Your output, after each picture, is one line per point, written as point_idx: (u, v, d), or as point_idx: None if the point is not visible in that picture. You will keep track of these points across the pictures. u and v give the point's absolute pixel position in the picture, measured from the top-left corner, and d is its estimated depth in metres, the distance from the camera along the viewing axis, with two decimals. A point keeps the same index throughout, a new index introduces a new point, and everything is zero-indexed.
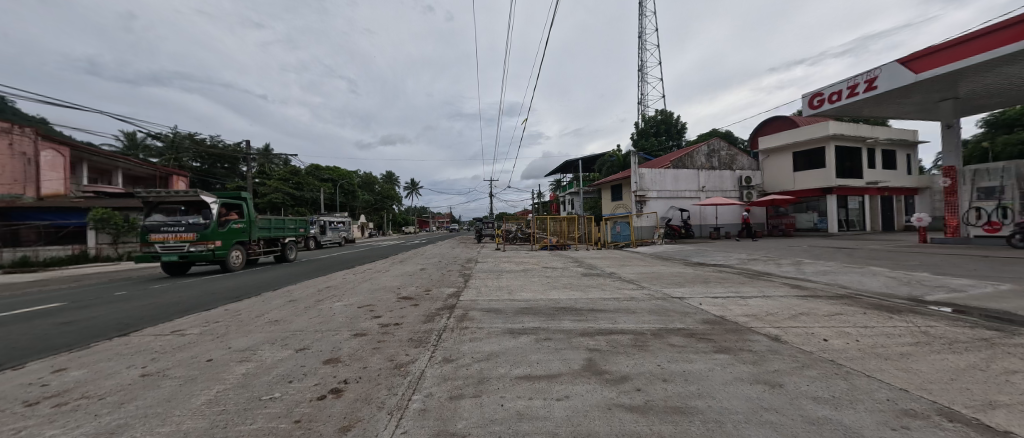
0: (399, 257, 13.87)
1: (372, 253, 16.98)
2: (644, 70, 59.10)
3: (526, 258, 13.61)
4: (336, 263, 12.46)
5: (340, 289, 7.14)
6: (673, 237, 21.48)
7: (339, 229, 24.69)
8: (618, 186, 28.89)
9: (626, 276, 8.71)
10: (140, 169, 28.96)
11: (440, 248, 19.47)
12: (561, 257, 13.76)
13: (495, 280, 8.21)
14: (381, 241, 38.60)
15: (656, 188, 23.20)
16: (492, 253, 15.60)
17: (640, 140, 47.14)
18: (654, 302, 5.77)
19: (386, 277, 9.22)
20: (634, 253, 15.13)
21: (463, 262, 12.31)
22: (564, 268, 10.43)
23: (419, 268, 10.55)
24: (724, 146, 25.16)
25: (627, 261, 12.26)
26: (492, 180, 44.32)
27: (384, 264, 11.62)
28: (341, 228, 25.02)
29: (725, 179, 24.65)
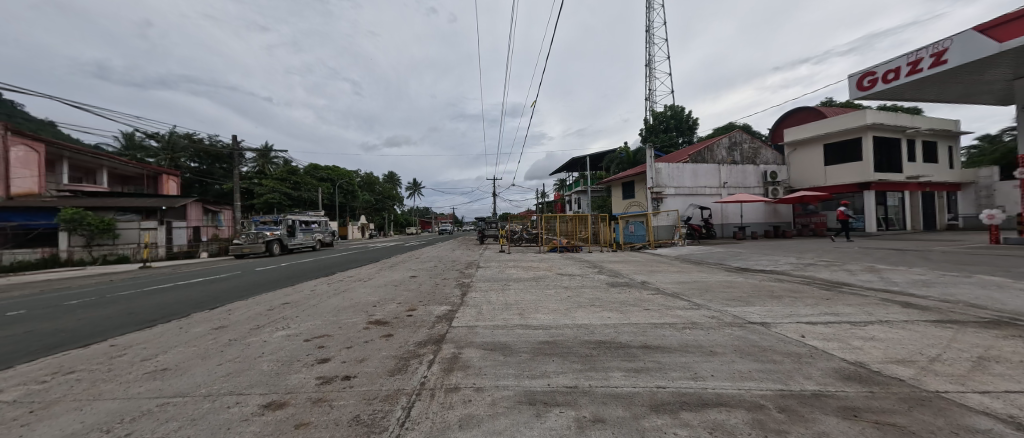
0: (391, 262, 12.18)
1: (363, 256, 15.36)
2: (651, 65, 57.21)
3: (536, 262, 11.90)
4: (317, 269, 10.82)
5: (294, 308, 5.41)
6: (694, 238, 19.61)
7: (310, 230, 22.07)
8: (630, 184, 26.99)
9: (664, 286, 6.94)
10: (127, 168, 27.70)
11: (439, 250, 17.84)
12: (575, 262, 12.04)
13: (499, 293, 6.47)
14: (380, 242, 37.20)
15: (674, 184, 21.30)
16: (496, 256, 13.89)
17: (650, 136, 45.16)
18: (731, 333, 3.98)
19: (366, 286, 7.49)
20: (657, 256, 13.36)
21: (462, 268, 10.60)
22: (583, 275, 8.71)
23: (409, 276, 8.85)
24: (746, 138, 23.20)
25: (654, 266, 10.51)
26: None
27: (370, 271, 9.92)
28: (313, 231, 22.43)
29: (748, 174, 22.71)
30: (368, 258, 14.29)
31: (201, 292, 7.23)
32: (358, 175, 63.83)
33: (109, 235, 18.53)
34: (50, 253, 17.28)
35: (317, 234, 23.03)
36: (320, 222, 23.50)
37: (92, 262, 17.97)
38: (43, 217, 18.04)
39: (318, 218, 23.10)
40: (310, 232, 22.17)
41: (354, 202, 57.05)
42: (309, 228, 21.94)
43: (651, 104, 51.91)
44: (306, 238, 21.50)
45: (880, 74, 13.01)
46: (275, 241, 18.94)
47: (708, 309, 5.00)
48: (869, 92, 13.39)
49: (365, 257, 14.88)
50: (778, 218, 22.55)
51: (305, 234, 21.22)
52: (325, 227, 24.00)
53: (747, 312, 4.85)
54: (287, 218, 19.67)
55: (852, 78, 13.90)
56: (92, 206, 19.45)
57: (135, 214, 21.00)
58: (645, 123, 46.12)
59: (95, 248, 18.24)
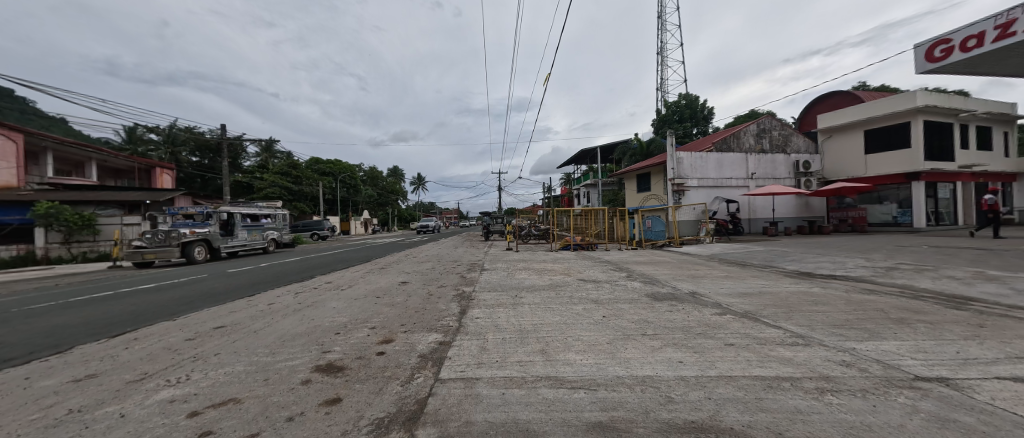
0: (382, 264, 10.62)
1: (357, 256, 13.96)
2: (663, 53, 54.85)
3: (548, 263, 10.33)
4: (296, 271, 9.36)
5: (220, 339, 3.82)
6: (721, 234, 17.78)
7: (257, 226, 17.42)
8: (646, 175, 25.06)
9: (725, 301, 5.27)
10: (117, 160, 26.64)
11: (441, 248, 16.36)
12: (593, 263, 10.46)
13: (509, 312, 4.82)
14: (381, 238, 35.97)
15: (697, 175, 19.41)
16: (502, 255, 12.35)
17: (663, 127, 42.98)
18: (916, 406, 2.29)
19: (341, 297, 5.91)
20: (687, 255, 11.70)
21: (464, 270, 9.07)
22: (610, 281, 7.10)
23: (398, 283, 7.26)
24: (776, 125, 21.16)
25: (690, 268, 8.88)
26: None
27: (354, 275, 8.36)
28: (261, 228, 17.75)
29: (778, 164, 20.72)
30: (360, 258, 12.86)
31: (136, 304, 5.72)
32: (361, 169, 62.63)
33: (88, 231, 17.29)
34: (26, 251, 16.28)
35: (268, 231, 18.30)
36: (271, 215, 18.75)
37: (70, 259, 16.91)
38: (17, 213, 16.93)
39: (269, 210, 18.44)
40: (257, 229, 17.46)
41: (356, 196, 56.00)
42: (257, 224, 17.37)
43: (663, 95, 49.69)
44: (246, 237, 16.63)
45: (958, 41, 10.96)
46: (199, 241, 14.29)
47: (827, 349, 3.29)
48: (943, 63, 11.37)
49: (358, 257, 13.43)
50: (810, 213, 20.69)
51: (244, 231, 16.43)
52: (277, 222, 19.15)
53: (890, 354, 3.17)
54: (220, 210, 15.04)
55: (920, 47, 11.85)
56: (72, 200, 18.20)
57: (118, 209, 19.75)
58: (658, 113, 43.95)
59: (74, 245, 17.15)
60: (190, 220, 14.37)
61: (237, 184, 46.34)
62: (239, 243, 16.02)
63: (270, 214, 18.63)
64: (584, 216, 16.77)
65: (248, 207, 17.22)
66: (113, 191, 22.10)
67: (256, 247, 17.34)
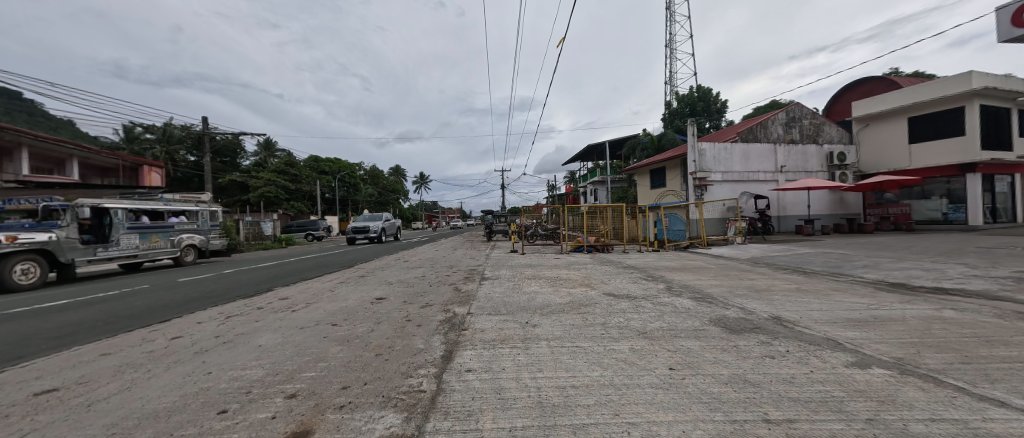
0: (364, 271, 8.91)
1: (344, 259, 12.39)
2: (671, 46, 52.83)
3: (562, 269, 8.64)
4: (256, 282, 7.68)
5: (8, 428, 2.13)
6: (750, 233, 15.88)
7: (163, 228, 12.16)
8: (662, 170, 23.17)
9: (842, 336, 3.51)
10: (100, 157, 25.43)
11: (438, 251, 14.68)
12: (616, 268, 8.71)
13: (519, 358, 3.07)
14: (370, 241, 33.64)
15: (721, 168, 17.55)
16: (506, 260, 10.66)
17: (673, 121, 40.98)
18: None
19: (281, 326, 4.17)
20: (724, 259, 9.93)
21: (459, 280, 7.36)
22: (649, 299, 5.36)
23: (371, 300, 5.55)
24: (807, 113, 19.25)
25: (740, 277, 7.13)
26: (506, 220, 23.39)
27: (324, 287, 6.73)
28: (171, 231, 12.47)
29: (810, 156, 18.79)
30: (345, 262, 11.24)
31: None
32: (362, 168, 61.45)
33: None
34: None
35: (183, 235, 12.95)
36: (189, 212, 13.38)
37: None
38: None
39: (185, 205, 13.15)
40: (162, 232, 12.14)
41: (356, 195, 54.66)
42: (163, 224, 12.17)
43: (671, 89, 47.90)
44: (139, 244, 11.34)
45: None
46: (32, 252, 8.88)
47: None
48: None
49: (344, 261, 11.82)
50: (844, 210, 18.87)
51: (132, 235, 11.11)
52: (200, 221, 13.71)
53: None
54: (79, 204, 9.85)
55: (1004, 11, 9.92)
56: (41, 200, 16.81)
57: None
58: (668, 107, 42.07)
59: None
60: (25, 220, 9.58)
61: (234, 184, 45.13)
62: (118, 253, 10.72)
63: (191, 211, 13.39)
64: (600, 215, 14.74)
65: (148, 200, 11.99)
66: (95, 190, 20.89)
67: (158, 258, 11.98)
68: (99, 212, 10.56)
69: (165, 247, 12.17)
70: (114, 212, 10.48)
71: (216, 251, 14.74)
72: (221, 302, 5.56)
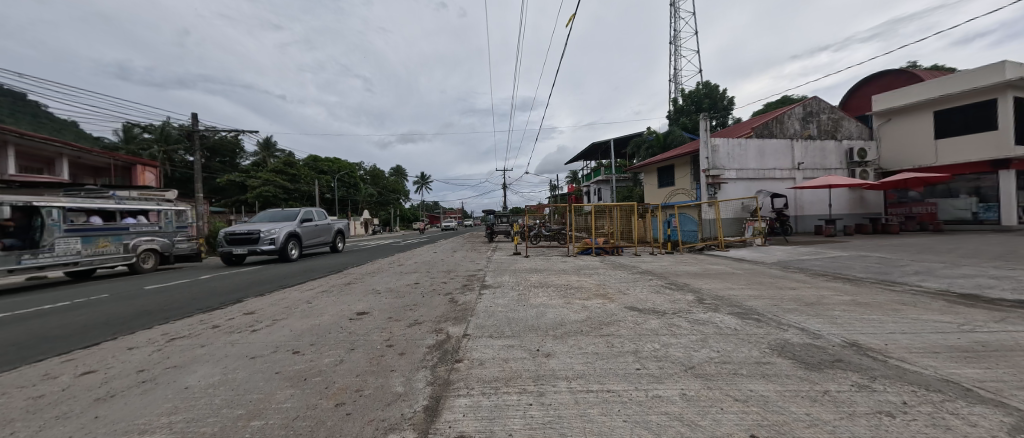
0: (353, 277, 8.08)
1: (335, 262, 11.56)
2: (676, 43, 51.87)
3: (572, 275, 7.75)
4: (229, 290, 6.83)
5: None
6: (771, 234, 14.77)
7: (115, 231, 11.13)
8: (671, 168, 22.25)
9: (963, 377, 2.60)
10: (91, 157, 24.73)
11: (437, 253, 13.82)
12: (633, 274, 7.79)
13: (531, 414, 2.20)
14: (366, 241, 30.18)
15: (736, 165, 16.62)
16: (509, 264, 9.77)
17: (679, 118, 39.97)
18: None
19: (227, 354, 3.30)
20: (749, 263, 9.02)
21: (457, 289, 6.48)
22: (682, 314, 4.45)
23: (349, 316, 4.67)
24: (825, 107, 18.29)
25: (778, 285, 6.22)
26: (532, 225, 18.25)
27: (302, 298, 5.90)
28: (125, 234, 11.41)
29: (828, 152, 17.84)
30: (336, 266, 10.39)
31: None
32: (363, 168, 60.79)
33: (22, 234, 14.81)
34: None
35: (141, 239, 11.92)
36: (149, 212, 12.39)
37: None
38: None
39: (144, 204, 12.16)
40: (112, 235, 11.09)
41: (356, 195, 53.88)
42: (115, 227, 11.11)
43: (676, 86, 46.89)
44: (81, 249, 10.31)
45: None
46: None
47: None
48: None
49: (335, 263, 11.02)
50: (864, 210, 17.94)
51: (71, 240, 10.09)
52: (162, 221, 12.73)
53: None
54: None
55: None
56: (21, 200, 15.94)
57: None
58: (673, 104, 41.07)
59: None
60: None
61: (232, 184, 44.47)
62: (52, 261, 9.66)
63: (152, 211, 12.43)
64: (609, 214, 13.68)
65: (97, 200, 11.03)
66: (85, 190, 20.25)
67: (109, 264, 10.95)
68: (29, 213, 9.55)
69: (116, 253, 11.13)
70: (44, 212, 9.53)
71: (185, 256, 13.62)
72: (172, 318, 4.72)
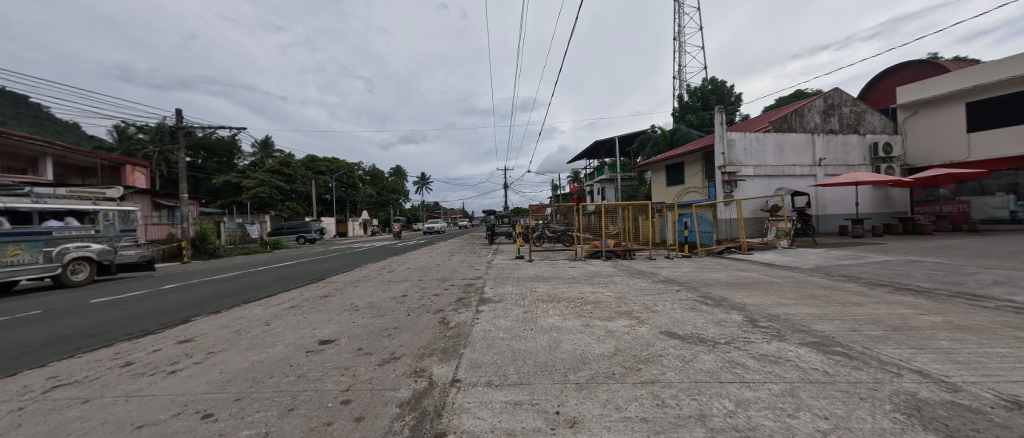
0: (332, 288, 7.04)
1: (321, 268, 10.51)
2: (680, 39, 50.75)
3: (585, 284, 6.72)
4: (182, 305, 5.76)
5: None
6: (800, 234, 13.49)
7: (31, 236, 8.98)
8: (681, 165, 21.16)
9: None
10: (76, 156, 23.76)
11: (434, 257, 12.76)
12: (656, 283, 6.73)
13: None
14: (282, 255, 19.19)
15: (753, 162, 15.54)
16: (511, 270, 8.72)
17: (685, 115, 38.82)
18: None
19: (107, 422, 2.26)
20: (783, 270, 7.96)
21: (449, 304, 5.42)
22: (741, 346, 3.38)
23: (307, 347, 3.62)
24: (846, 99, 17.22)
25: (837, 300, 5.14)
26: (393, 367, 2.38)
27: (261, 317, 4.85)
28: (46, 240, 9.29)
29: (851, 147, 16.77)
30: (319, 273, 9.33)
31: None
32: (361, 168, 59.88)
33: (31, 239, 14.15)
34: None
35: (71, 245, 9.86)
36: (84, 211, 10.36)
37: None
38: None
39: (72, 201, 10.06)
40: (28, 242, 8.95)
41: (355, 196, 52.92)
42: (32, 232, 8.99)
43: (681, 83, 45.72)
44: None
45: None
46: None
47: None
48: None
49: (320, 270, 9.96)
50: (888, 209, 16.87)
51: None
52: (102, 223, 10.83)
53: None
54: None
55: None
56: None
57: None
58: (680, 101, 39.92)
59: None
60: None
61: (228, 185, 43.58)
62: None
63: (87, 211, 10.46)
64: (621, 214, 12.27)
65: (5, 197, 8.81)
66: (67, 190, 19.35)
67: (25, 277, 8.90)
68: None
69: (33, 264, 9.03)
70: None
71: (132, 265, 11.78)
72: (74, 354, 3.60)
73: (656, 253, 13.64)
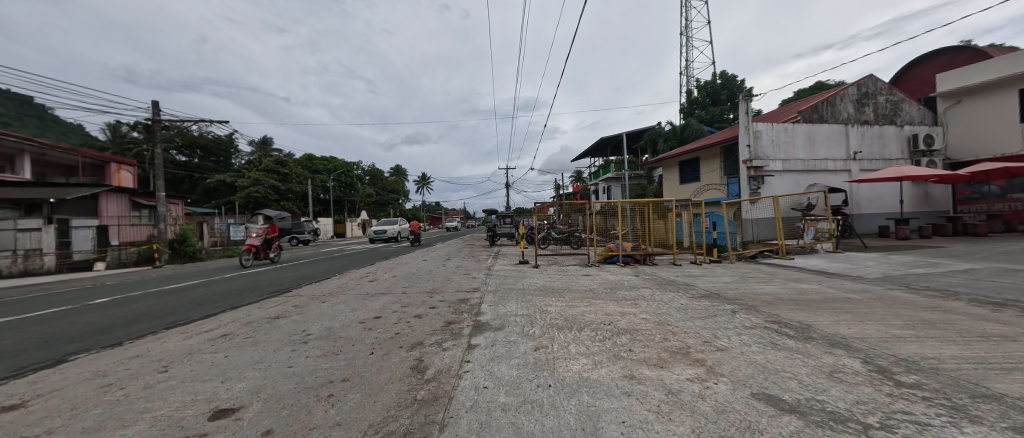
0: (294, 305, 5.63)
1: (294, 276, 8.99)
2: (686, 36, 49.33)
3: (609, 302, 5.28)
4: (87, 333, 4.37)
5: None
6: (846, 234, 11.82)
7: None
8: (697, 161, 19.73)
9: None
10: (58, 153, 22.64)
11: (427, 262, 11.36)
12: (699, 300, 5.33)
13: None
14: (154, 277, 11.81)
15: (782, 155, 14.06)
16: (513, 280, 7.32)
17: (694, 111, 37.33)
18: None
19: None
20: (847, 282, 6.48)
21: (431, 333, 3.99)
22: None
23: (183, 425, 2.19)
24: (881, 86, 15.71)
25: (969, 331, 3.67)
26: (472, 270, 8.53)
27: (167, 357, 3.45)
28: None
29: (886, 139, 15.29)
30: (291, 282, 7.97)
31: None
32: (361, 167, 58.64)
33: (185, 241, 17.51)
34: None
35: None
36: None
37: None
38: None
39: None
40: None
41: (353, 196, 51.73)
42: None
43: (689, 78, 44.20)
44: None
45: None
46: None
47: None
48: None
49: (290, 279, 8.46)
50: (930, 207, 15.38)
51: None
52: None
53: None
54: None
55: None
56: None
57: (13, 210, 14.75)
58: (688, 97, 38.45)
59: None
60: None
61: (223, 184, 42.53)
62: None
63: None
64: (641, 217, 10.78)
65: None
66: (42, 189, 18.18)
67: None
68: None
69: None
70: None
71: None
72: None
73: (680, 258, 11.98)
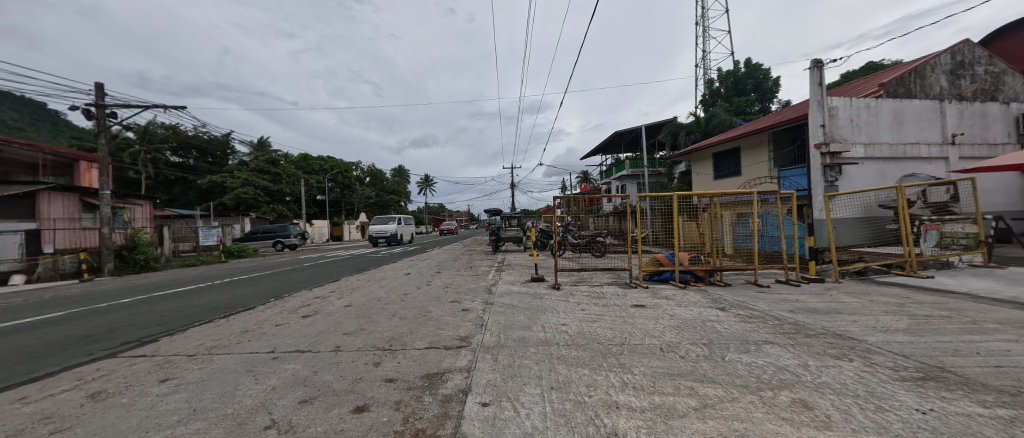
0: (93, 394, 2.79)
1: (209, 304, 6.05)
2: (702, 26, 46.34)
3: (746, 401, 2.40)
4: None
5: None
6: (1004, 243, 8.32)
7: None
8: (738, 152, 16.67)
9: None
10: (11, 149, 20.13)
11: (409, 278, 8.49)
12: (939, 392, 2.45)
13: None
14: (64, 290, 9.28)
15: (863, 138, 11.08)
16: (528, 322, 4.44)
17: (716, 103, 34.19)
18: None
19: None
20: None
21: None
22: None
23: None
24: (980, 55, 12.63)
25: None
26: (465, 300, 5.70)
27: None
28: None
29: (990, 119, 12.21)
30: (166, 322, 4.88)
31: None
32: (359, 168, 56.25)
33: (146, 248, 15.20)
34: None
35: None
36: None
37: None
38: None
39: None
40: None
41: (350, 197, 49.41)
42: None
43: (707, 70, 41.08)
44: None
45: None
46: None
47: None
48: None
49: (194, 311, 5.53)
50: None
51: None
52: None
53: None
54: None
55: None
56: None
57: None
58: (709, 87, 35.30)
59: None
60: None
61: (214, 185, 40.41)
62: None
63: None
64: (703, 216, 7.72)
65: None
66: None
67: None
68: None
69: None
70: None
71: None
72: None
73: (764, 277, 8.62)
